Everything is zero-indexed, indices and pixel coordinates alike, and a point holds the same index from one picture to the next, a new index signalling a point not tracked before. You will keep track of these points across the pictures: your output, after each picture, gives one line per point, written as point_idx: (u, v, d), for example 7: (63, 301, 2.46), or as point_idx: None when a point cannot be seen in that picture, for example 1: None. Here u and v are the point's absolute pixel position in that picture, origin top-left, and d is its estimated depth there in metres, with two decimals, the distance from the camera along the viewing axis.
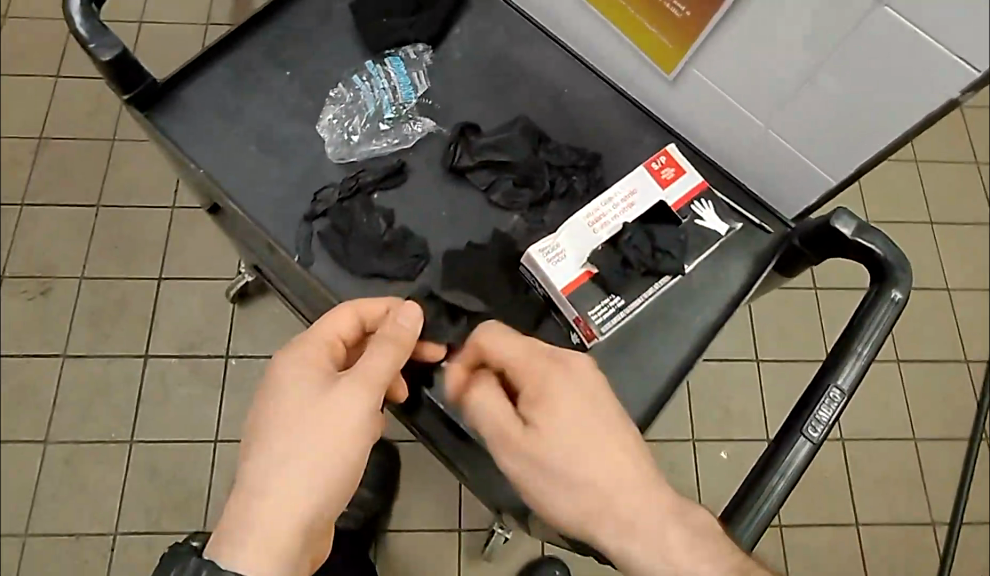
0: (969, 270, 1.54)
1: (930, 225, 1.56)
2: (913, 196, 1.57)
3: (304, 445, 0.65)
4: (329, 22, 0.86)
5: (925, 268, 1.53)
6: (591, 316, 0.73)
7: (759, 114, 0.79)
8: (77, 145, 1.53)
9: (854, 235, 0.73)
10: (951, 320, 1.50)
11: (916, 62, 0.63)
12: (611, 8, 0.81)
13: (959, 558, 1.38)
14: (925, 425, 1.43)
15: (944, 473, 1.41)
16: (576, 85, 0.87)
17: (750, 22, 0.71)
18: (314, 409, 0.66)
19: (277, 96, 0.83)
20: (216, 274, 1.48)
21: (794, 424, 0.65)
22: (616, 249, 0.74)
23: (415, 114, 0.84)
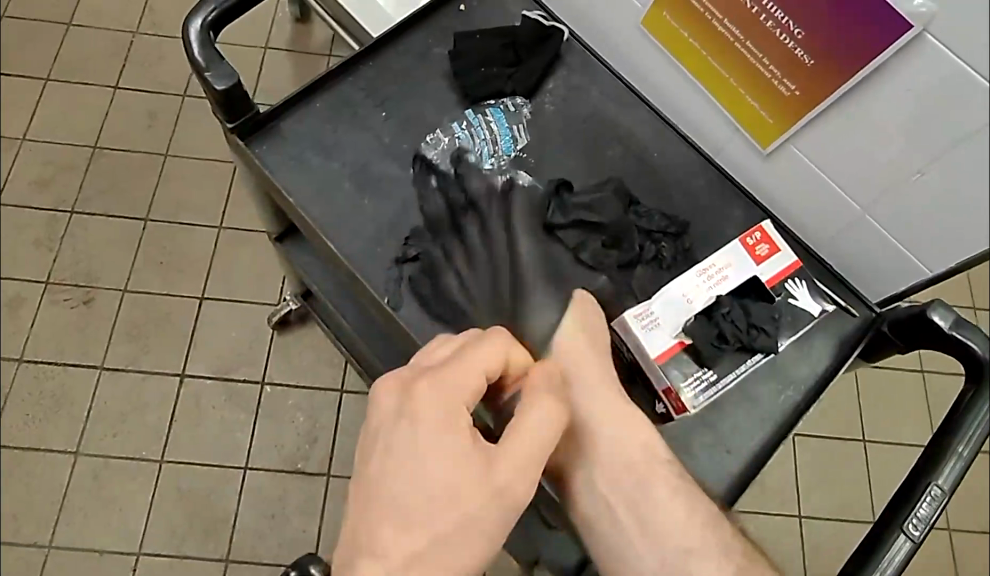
0: None
1: None
2: None
3: (447, 437, 0.58)
4: (427, 66, 0.85)
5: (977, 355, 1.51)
6: (683, 388, 0.73)
7: (858, 200, 0.77)
8: (131, 156, 1.51)
9: (951, 329, 0.74)
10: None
11: None
12: (718, 81, 0.82)
13: None
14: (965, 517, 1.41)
15: None
16: (666, 150, 0.87)
17: (860, 110, 0.70)
18: (448, 431, 0.58)
19: (373, 134, 0.81)
20: (260, 300, 1.48)
21: (892, 521, 0.65)
22: (712, 322, 0.73)
23: (511, 166, 0.83)
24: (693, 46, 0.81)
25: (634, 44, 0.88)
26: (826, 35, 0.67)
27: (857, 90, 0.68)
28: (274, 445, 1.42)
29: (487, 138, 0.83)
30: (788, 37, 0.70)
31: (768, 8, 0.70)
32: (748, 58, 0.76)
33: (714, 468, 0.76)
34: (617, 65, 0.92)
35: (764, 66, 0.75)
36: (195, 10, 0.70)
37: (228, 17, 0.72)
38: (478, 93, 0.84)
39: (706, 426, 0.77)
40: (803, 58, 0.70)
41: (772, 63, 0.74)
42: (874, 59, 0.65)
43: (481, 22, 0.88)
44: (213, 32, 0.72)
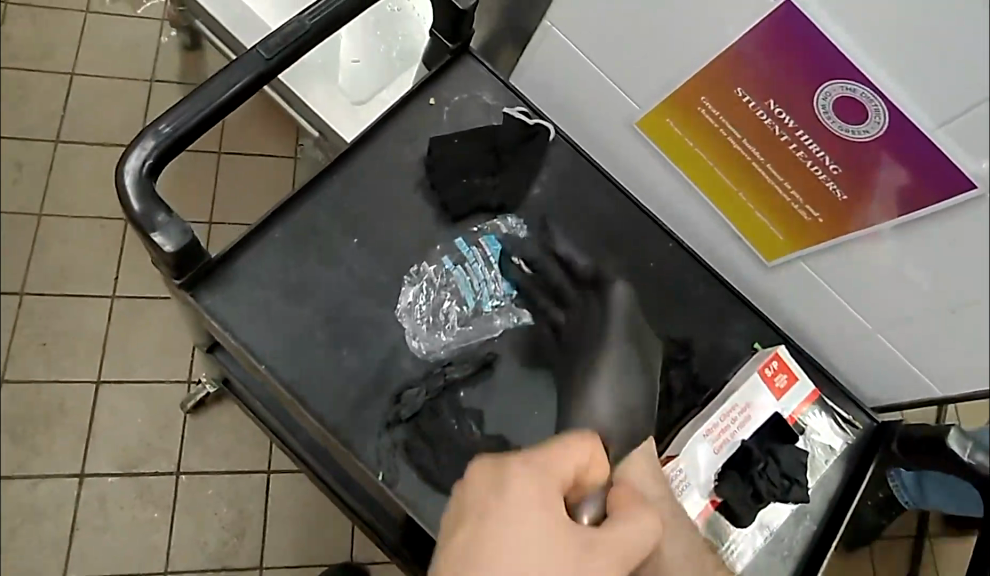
0: None
1: None
2: None
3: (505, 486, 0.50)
4: (401, 175, 0.73)
5: None
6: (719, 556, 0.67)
7: (871, 321, 0.74)
8: None
9: (971, 457, 0.68)
10: None
11: None
12: (724, 193, 0.75)
13: None
14: None
15: None
16: (661, 258, 0.80)
17: (892, 246, 0.66)
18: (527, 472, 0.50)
19: (344, 268, 0.69)
20: (169, 377, 1.32)
21: None
22: (746, 480, 0.68)
23: (514, 305, 0.72)
24: (698, 156, 0.74)
25: (623, 141, 0.80)
26: (866, 175, 0.62)
27: (895, 230, 0.64)
28: (197, 541, 1.27)
29: (487, 276, 0.73)
30: (820, 169, 0.65)
31: (801, 139, 0.64)
32: (766, 178, 0.70)
33: None
34: (604, 162, 0.83)
35: (784, 189, 0.70)
36: (129, 154, 0.56)
37: (171, 155, 0.58)
38: (463, 209, 0.73)
39: None
40: (836, 192, 0.66)
41: (793, 188, 0.69)
42: (928, 207, 0.60)
43: (454, 119, 0.77)
44: (153, 177, 0.58)
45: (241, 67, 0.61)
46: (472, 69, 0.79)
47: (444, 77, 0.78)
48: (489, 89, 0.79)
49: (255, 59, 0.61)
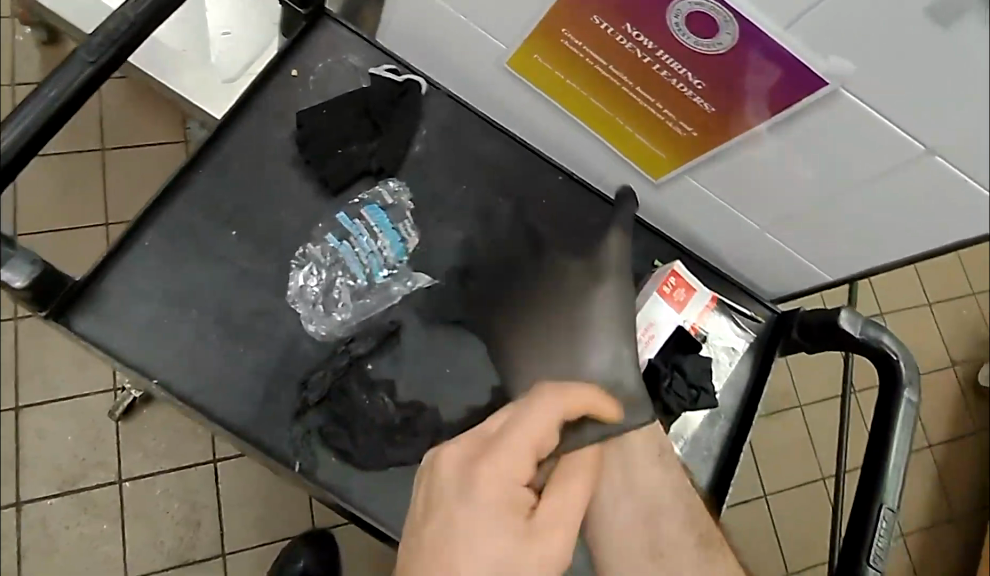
0: (949, 320, 1.57)
1: (928, 305, 1.56)
2: (908, 285, 1.57)
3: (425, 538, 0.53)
4: (271, 156, 0.71)
5: (902, 309, 1.55)
6: None
7: (760, 221, 0.77)
8: None
9: (861, 333, 0.75)
10: (950, 375, 1.55)
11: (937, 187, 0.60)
12: (604, 121, 0.75)
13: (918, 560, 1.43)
14: None
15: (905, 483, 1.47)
16: (554, 194, 0.79)
17: (767, 148, 0.68)
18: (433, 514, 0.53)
19: (227, 262, 0.67)
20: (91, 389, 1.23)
21: (857, 555, 0.66)
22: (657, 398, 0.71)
23: (407, 270, 0.72)
24: (573, 88, 0.74)
25: (497, 83, 0.78)
26: (729, 87, 0.63)
27: (767, 133, 0.66)
28: (151, 551, 1.18)
29: (374, 247, 0.72)
30: (686, 87, 0.65)
31: (661, 58, 0.64)
32: (639, 101, 0.70)
33: None
34: (485, 105, 0.82)
35: (656, 108, 0.70)
36: None
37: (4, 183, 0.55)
38: (340, 180, 0.71)
39: None
40: (703, 106, 0.66)
41: (666, 108, 0.69)
42: (793, 105, 0.62)
43: (320, 89, 0.75)
44: None
45: (61, 80, 0.57)
46: (332, 33, 0.77)
47: (304, 44, 0.75)
48: (353, 50, 0.76)
49: (77, 65, 0.58)
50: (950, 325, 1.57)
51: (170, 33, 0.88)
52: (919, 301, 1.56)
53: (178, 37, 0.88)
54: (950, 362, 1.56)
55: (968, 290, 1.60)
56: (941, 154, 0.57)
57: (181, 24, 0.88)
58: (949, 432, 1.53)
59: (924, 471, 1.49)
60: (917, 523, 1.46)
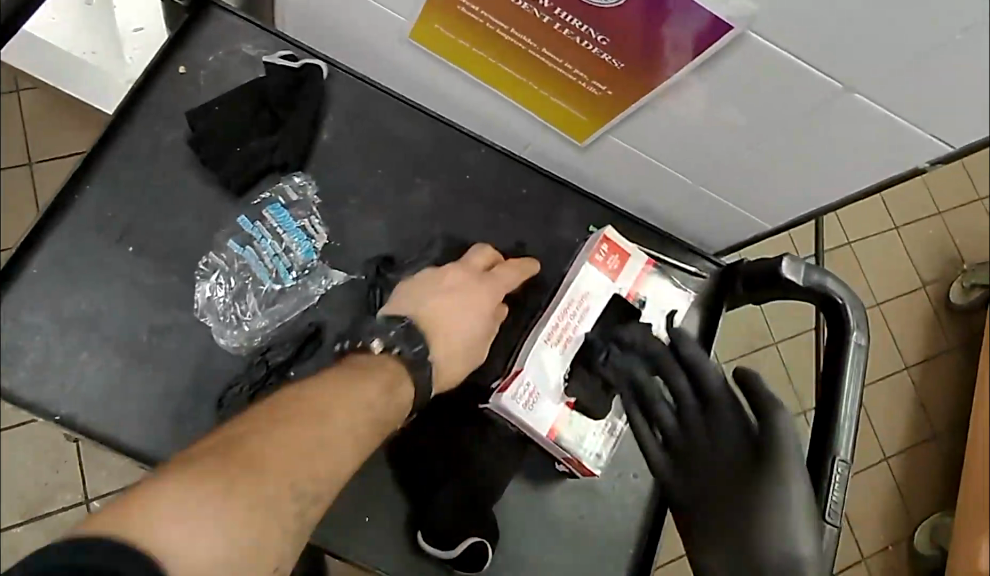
0: (918, 241, 1.55)
1: (896, 229, 1.54)
2: (877, 209, 1.53)
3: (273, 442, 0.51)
4: (164, 163, 0.67)
5: (872, 235, 1.52)
6: (586, 454, 0.67)
7: (692, 174, 0.74)
8: None
9: (805, 280, 0.73)
10: (922, 297, 1.53)
11: (863, 121, 0.58)
12: (519, 87, 0.71)
13: (905, 485, 1.43)
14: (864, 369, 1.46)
15: (887, 410, 1.46)
16: (477, 168, 0.76)
17: (685, 99, 0.64)
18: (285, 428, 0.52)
19: (127, 283, 0.63)
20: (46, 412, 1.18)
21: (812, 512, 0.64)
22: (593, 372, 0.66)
23: (321, 268, 0.69)
24: (480, 56, 0.69)
25: (404, 56, 0.74)
26: (634, 41, 0.59)
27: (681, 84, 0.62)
28: None
29: (279, 250, 0.69)
30: (589, 44, 0.61)
31: (561, 17, 0.60)
32: (548, 63, 0.66)
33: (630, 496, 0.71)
34: (396, 81, 0.78)
35: (567, 69, 0.66)
36: None
37: None
38: (239, 182, 0.67)
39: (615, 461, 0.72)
40: (612, 63, 0.62)
41: (576, 67, 0.65)
42: (702, 55, 0.58)
43: (212, 84, 0.70)
44: None
45: None
46: (220, 21, 0.71)
47: (190, 37, 0.70)
48: (245, 37, 0.72)
49: None
50: (918, 246, 1.55)
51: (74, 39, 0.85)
52: (888, 225, 1.53)
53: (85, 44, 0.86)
54: (922, 284, 1.54)
55: (935, 208, 1.58)
56: (859, 90, 0.55)
57: (88, 31, 0.84)
58: (927, 354, 1.52)
59: (906, 394, 1.48)
60: (901, 445, 1.45)
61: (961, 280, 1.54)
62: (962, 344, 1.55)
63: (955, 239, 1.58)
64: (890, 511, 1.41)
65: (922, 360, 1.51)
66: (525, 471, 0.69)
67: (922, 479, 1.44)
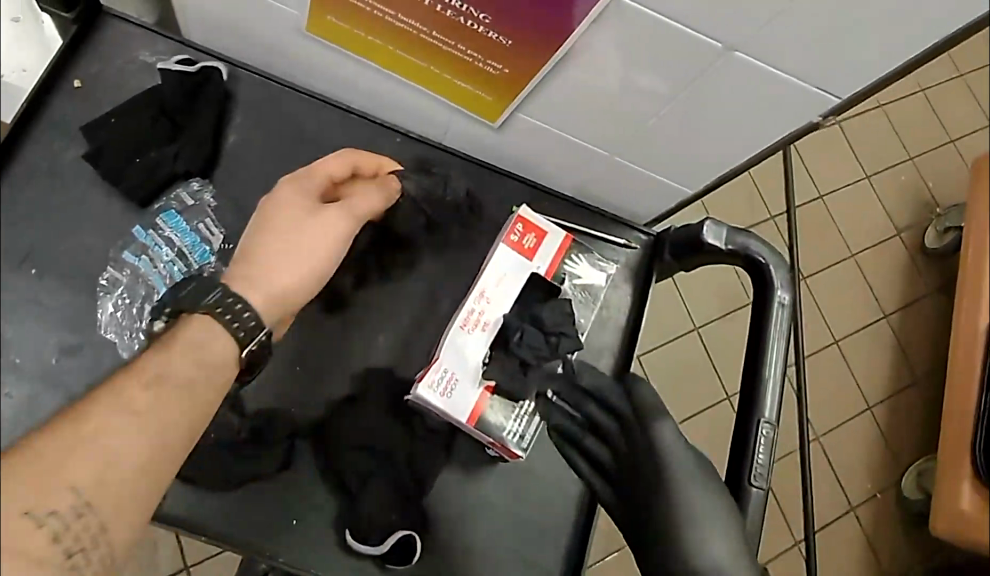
0: (891, 187, 1.52)
1: (867, 179, 1.50)
2: (845, 158, 1.50)
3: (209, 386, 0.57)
4: (62, 182, 0.66)
5: (841, 185, 1.48)
6: (507, 437, 0.67)
7: (605, 147, 0.73)
8: None
9: (728, 244, 0.73)
10: (897, 245, 1.50)
11: (751, 80, 0.58)
12: (420, 73, 0.70)
13: (888, 434, 1.42)
14: (840, 324, 1.44)
15: (865, 362, 1.44)
16: (387, 157, 0.75)
17: (581, 71, 0.64)
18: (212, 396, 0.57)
19: (35, 307, 0.64)
20: None
21: (738, 476, 0.64)
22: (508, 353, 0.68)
23: (218, 270, 0.69)
24: (376, 44, 0.68)
25: (304, 50, 0.72)
26: (517, 17, 0.58)
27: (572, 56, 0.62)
28: None
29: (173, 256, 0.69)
30: (473, 22, 0.60)
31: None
32: (442, 46, 0.65)
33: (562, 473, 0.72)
34: (303, 76, 0.76)
35: (461, 52, 0.65)
36: None
37: None
38: (143, 195, 0.67)
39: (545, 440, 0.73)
40: (499, 40, 0.61)
41: (466, 48, 0.64)
42: (584, 24, 0.57)
43: (109, 95, 0.69)
44: None
45: None
46: (113, 31, 0.70)
47: (83, 50, 0.69)
48: (139, 45, 0.71)
49: None
50: (892, 192, 1.52)
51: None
52: (858, 176, 1.50)
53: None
54: (898, 231, 1.51)
55: (910, 154, 1.54)
56: (738, 49, 0.56)
57: None
58: (905, 302, 1.49)
59: (884, 344, 1.46)
60: (883, 393, 1.44)
61: (936, 224, 1.47)
62: (941, 289, 1.52)
63: (929, 185, 1.54)
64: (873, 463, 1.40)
65: (899, 308, 1.49)
66: (454, 458, 0.70)
67: (906, 425, 1.44)
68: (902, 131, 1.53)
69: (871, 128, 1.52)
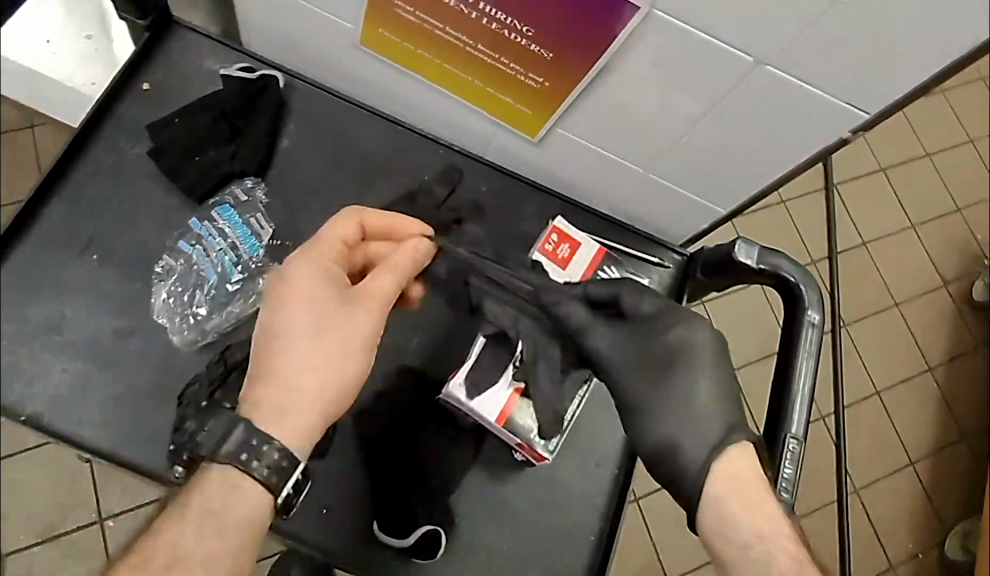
0: (939, 235, 1.49)
1: (913, 228, 1.48)
2: (890, 204, 1.48)
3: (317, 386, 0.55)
4: (128, 177, 0.71)
5: (888, 229, 1.46)
6: (534, 438, 0.68)
7: (640, 163, 0.75)
8: None
9: (759, 262, 0.73)
10: (945, 295, 1.46)
11: (781, 95, 0.59)
12: (463, 85, 0.73)
13: (939, 491, 1.35)
14: (885, 373, 1.38)
15: (913, 412, 1.38)
16: (430, 167, 0.79)
17: (617, 82, 0.65)
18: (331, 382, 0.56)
19: (95, 292, 0.68)
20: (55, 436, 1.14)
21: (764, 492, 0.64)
22: None
23: (267, 264, 0.73)
24: (424, 56, 0.71)
25: (356, 63, 0.76)
26: (556, 29, 0.61)
27: (608, 69, 0.64)
28: None
29: (225, 247, 0.73)
30: (516, 35, 0.63)
31: (488, 12, 0.62)
32: (485, 59, 0.68)
33: (588, 481, 0.72)
34: (354, 89, 0.80)
35: (504, 64, 0.68)
36: None
37: None
38: (198, 194, 0.71)
39: (572, 448, 0.73)
40: (541, 52, 0.64)
41: (509, 60, 0.67)
42: (618, 38, 0.59)
43: (174, 97, 0.74)
44: None
45: None
46: (182, 38, 0.75)
47: (153, 56, 0.74)
48: (204, 54, 0.75)
49: None
50: (940, 241, 1.49)
51: (70, 71, 0.80)
52: (902, 224, 1.48)
53: (83, 75, 0.80)
54: (949, 279, 1.47)
55: (956, 206, 1.52)
56: (769, 62, 0.57)
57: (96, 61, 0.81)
58: (954, 355, 1.44)
59: (930, 395, 1.40)
60: (925, 448, 1.37)
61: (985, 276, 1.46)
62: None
63: (977, 236, 1.51)
64: (923, 520, 1.32)
65: (946, 359, 1.44)
66: (481, 462, 0.71)
67: (950, 482, 1.36)
68: (947, 182, 1.53)
69: (919, 181, 1.51)
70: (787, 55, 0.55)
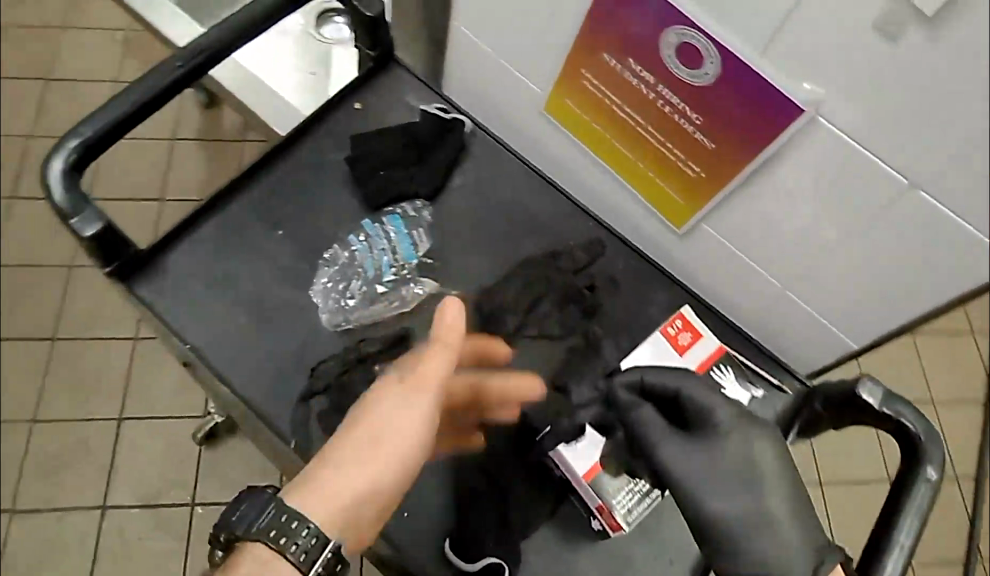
0: None
1: None
2: None
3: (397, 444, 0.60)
4: (324, 175, 0.81)
5: None
6: (615, 504, 0.69)
7: (777, 275, 0.76)
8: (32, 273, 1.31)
9: (882, 405, 0.69)
10: None
11: (926, 225, 0.59)
12: (626, 163, 0.79)
13: None
14: None
15: None
16: (580, 234, 0.84)
17: (767, 183, 0.68)
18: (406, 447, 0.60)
19: (270, 260, 0.77)
20: (182, 411, 1.24)
21: None
22: None
23: (415, 275, 0.81)
24: (598, 131, 0.78)
25: (537, 127, 0.85)
26: (722, 119, 0.65)
27: (761, 168, 0.67)
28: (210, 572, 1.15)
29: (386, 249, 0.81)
30: (686, 121, 0.68)
31: (664, 94, 0.68)
32: (652, 142, 0.74)
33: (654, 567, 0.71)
34: (530, 150, 0.89)
35: (668, 149, 0.73)
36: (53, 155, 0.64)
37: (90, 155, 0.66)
38: (378, 200, 0.80)
39: (648, 531, 0.73)
40: (705, 142, 0.69)
41: (674, 146, 0.72)
42: (776, 138, 0.63)
43: (378, 120, 0.85)
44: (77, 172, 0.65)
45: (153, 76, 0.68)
46: (396, 76, 0.87)
47: (370, 84, 0.86)
48: (412, 91, 0.87)
49: (168, 67, 0.68)
50: None
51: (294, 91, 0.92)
52: None
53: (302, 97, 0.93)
54: None
55: None
56: (923, 188, 0.57)
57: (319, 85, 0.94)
58: None
59: None
60: None
61: None
62: None
63: None
64: None
65: None
66: (557, 513, 0.72)
67: None
68: None
69: None
70: (942, 182, 0.56)
